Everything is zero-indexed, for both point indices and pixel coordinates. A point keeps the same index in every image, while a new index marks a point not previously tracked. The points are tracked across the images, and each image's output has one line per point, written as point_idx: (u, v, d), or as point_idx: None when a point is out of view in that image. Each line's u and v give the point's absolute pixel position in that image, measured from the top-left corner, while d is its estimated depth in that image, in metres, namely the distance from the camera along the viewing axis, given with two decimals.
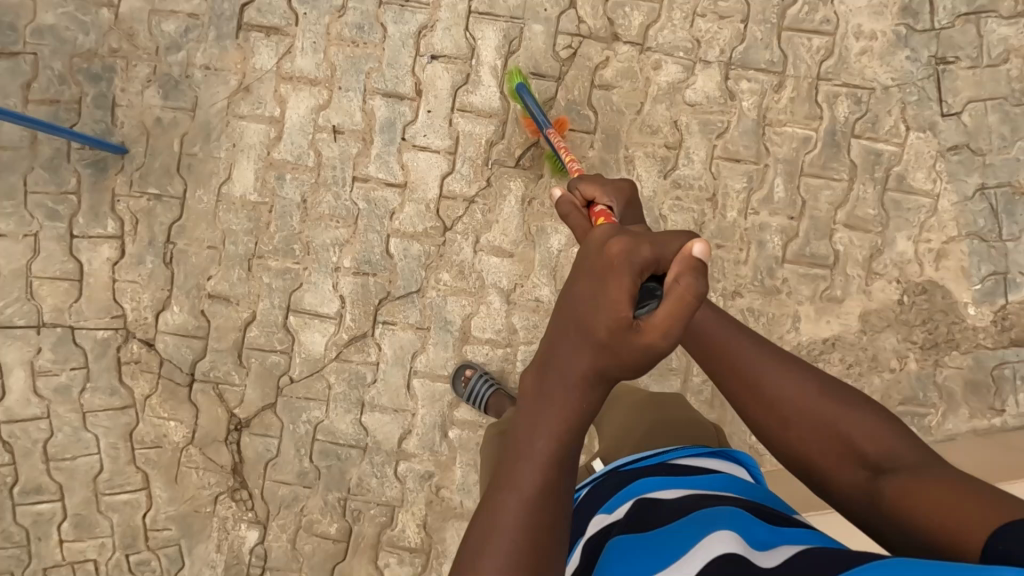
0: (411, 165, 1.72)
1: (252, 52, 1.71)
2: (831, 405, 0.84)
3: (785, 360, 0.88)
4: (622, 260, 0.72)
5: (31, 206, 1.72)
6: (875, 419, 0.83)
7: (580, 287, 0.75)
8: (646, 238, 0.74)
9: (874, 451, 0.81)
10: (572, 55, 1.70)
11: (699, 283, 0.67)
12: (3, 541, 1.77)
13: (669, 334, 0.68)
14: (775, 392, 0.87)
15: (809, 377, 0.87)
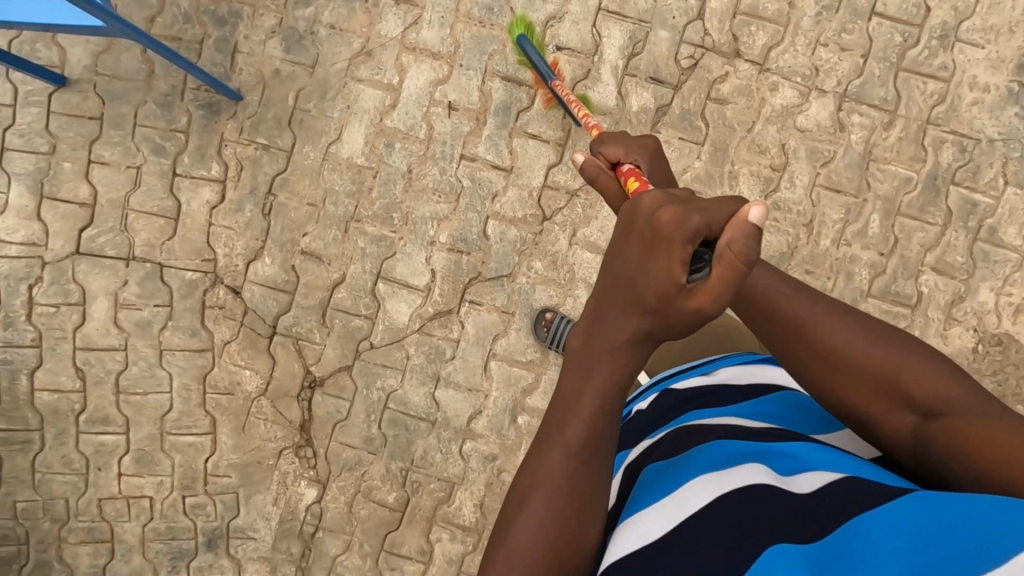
0: (520, 151, 1.73)
1: (379, 18, 1.71)
2: (879, 352, 0.83)
3: (819, 305, 0.87)
4: (671, 231, 0.68)
5: (138, 139, 1.73)
6: (922, 360, 0.83)
7: (627, 255, 0.73)
8: (693, 208, 0.68)
9: (923, 393, 0.81)
10: (692, 66, 1.73)
11: (753, 247, 0.64)
12: (63, 466, 1.78)
13: (718, 298, 0.67)
14: (829, 348, 0.84)
15: (853, 322, 0.85)
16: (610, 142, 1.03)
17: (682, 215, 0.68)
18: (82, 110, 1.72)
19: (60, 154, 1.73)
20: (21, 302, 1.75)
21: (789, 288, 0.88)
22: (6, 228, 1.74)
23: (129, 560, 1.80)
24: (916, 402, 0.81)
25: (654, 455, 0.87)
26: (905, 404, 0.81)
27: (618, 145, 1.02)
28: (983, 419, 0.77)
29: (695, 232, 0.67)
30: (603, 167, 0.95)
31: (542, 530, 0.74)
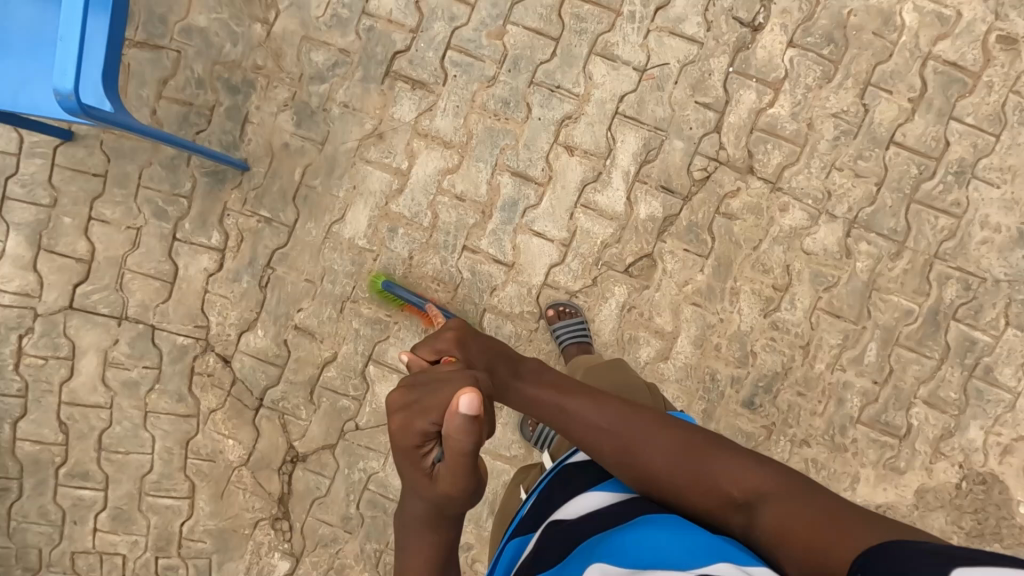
0: (523, 247, 1.72)
1: (393, 101, 1.70)
2: (687, 459, 0.91)
3: (632, 417, 0.96)
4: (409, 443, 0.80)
5: (141, 200, 1.72)
6: (723, 459, 0.90)
7: (404, 465, 0.82)
8: (420, 408, 0.79)
9: (741, 490, 0.87)
10: (704, 178, 1.71)
11: (464, 445, 0.74)
12: (39, 517, 1.78)
13: (458, 482, 0.79)
14: (658, 467, 0.90)
15: (664, 436, 0.93)
16: (418, 344, 0.97)
17: (411, 423, 0.79)
18: (86, 165, 1.71)
19: (61, 208, 1.72)
20: (11, 351, 1.74)
21: (613, 416, 0.95)
22: (0, 277, 1.73)
23: None
24: (739, 500, 0.86)
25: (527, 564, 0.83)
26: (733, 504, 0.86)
27: (428, 348, 0.96)
28: (784, 498, 0.84)
29: (425, 432, 0.78)
30: (429, 359, 0.95)
31: None
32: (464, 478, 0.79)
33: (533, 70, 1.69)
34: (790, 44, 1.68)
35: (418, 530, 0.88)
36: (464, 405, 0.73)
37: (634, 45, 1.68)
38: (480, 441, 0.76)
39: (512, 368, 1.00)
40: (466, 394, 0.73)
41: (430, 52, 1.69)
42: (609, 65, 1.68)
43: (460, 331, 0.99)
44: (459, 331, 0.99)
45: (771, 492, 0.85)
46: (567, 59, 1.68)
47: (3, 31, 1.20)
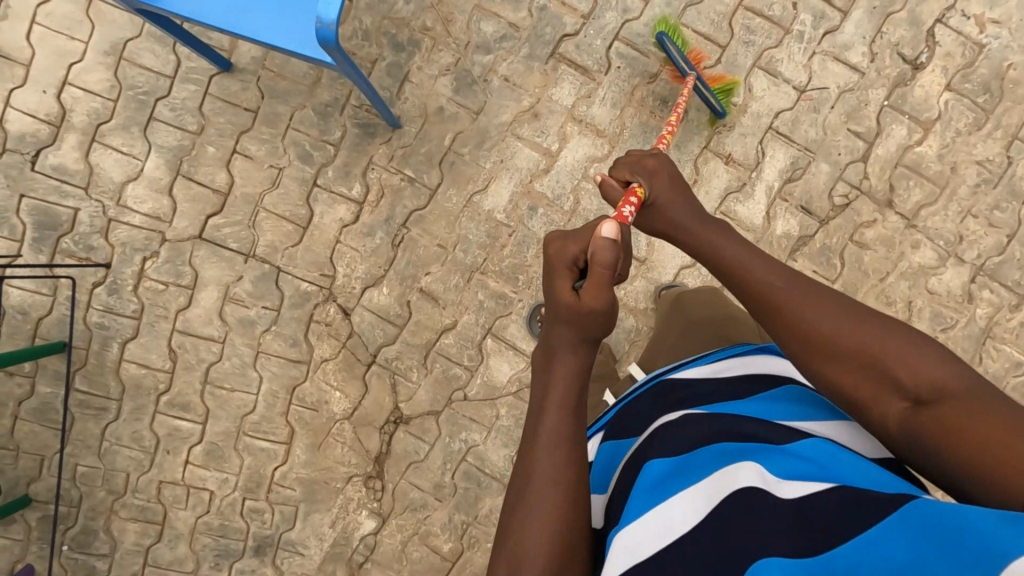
0: (657, 245, 1.74)
1: (554, 83, 1.71)
2: (873, 334, 0.77)
3: (801, 288, 0.83)
4: (556, 262, 0.91)
5: (288, 141, 1.71)
6: (904, 343, 0.75)
7: (546, 289, 0.91)
8: (575, 237, 0.92)
9: (922, 383, 0.72)
10: (844, 204, 1.73)
11: (609, 250, 0.86)
12: (132, 442, 1.77)
13: (596, 296, 0.85)
14: (797, 320, 0.81)
15: (833, 304, 0.81)
16: (620, 165, 1.07)
17: (563, 247, 0.92)
18: (239, 99, 1.70)
19: (206, 137, 1.71)
20: (132, 272, 1.73)
21: (774, 274, 0.86)
22: (134, 196, 1.72)
23: (174, 547, 1.79)
24: (909, 392, 0.72)
25: (654, 445, 0.82)
26: (896, 391, 0.73)
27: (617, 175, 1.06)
28: (978, 404, 0.69)
29: (575, 257, 0.91)
30: (622, 181, 1.06)
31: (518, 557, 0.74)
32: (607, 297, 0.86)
33: (696, 73, 1.71)
34: (948, 87, 1.71)
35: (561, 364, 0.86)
36: (606, 231, 0.87)
37: (797, 65, 1.71)
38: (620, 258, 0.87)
39: (693, 216, 0.99)
40: (608, 222, 0.88)
41: (598, 40, 1.70)
42: (771, 80, 1.71)
43: (662, 169, 1.03)
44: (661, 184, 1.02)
45: (948, 384, 0.71)
46: (730, 68, 1.71)
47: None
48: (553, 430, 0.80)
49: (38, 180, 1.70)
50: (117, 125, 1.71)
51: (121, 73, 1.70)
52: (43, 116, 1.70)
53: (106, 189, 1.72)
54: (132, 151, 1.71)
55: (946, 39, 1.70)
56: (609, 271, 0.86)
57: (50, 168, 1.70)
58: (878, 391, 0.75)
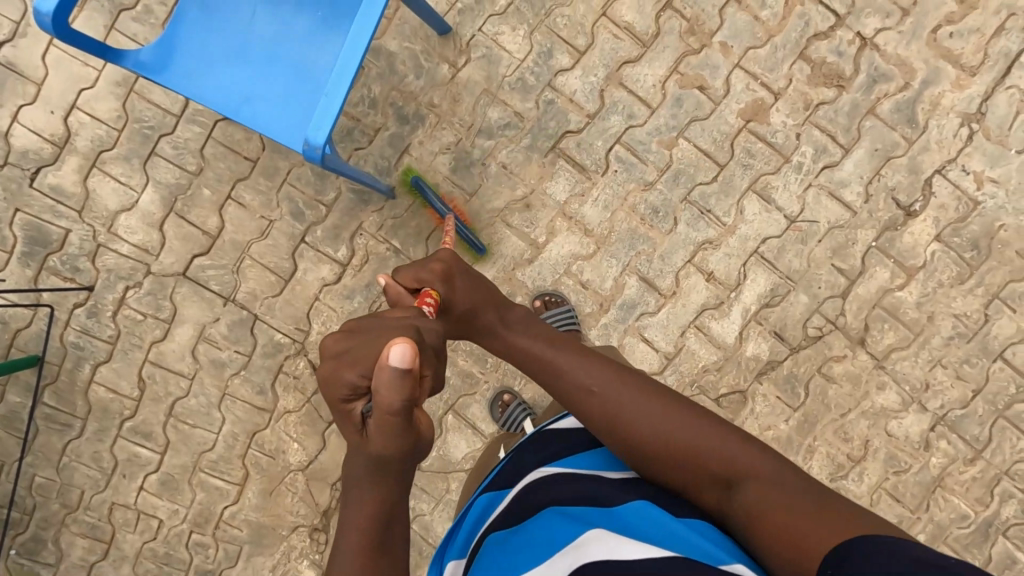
0: (628, 349, 1.76)
1: (550, 176, 1.73)
2: (669, 423, 0.90)
3: (621, 387, 0.95)
4: (338, 393, 0.79)
5: (282, 195, 1.74)
6: (708, 431, 0.89)
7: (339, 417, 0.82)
8: (349, 360, 0.78)
9: (727, 467, 0.85)
10: (817, 336, 1.76)
11: (390, 392, 0.73)
12: (92, 461, 1.81)
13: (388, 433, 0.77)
14: (622, 426, 0.91)
15: (647, 404, 0.93)
16: (405, 267, 1.06)
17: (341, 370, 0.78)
18: (240, 147, 1.73)
19: (203, 179, 1.74)
20: (114, 298, 1.77)
21: (591, 377, 0.97)
22: (126, 227, 1.75)
23: (117, 567, 1.84)
24: (717, 476, 0.85)
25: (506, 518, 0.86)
26: (709, 479, 0.85)
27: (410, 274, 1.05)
28: (769, 481, 0.82)
29: (353, 384, 0.77)
30: (411, 285, 1.04)
31: None
32: (405, 434, 0.78)
33: (691, 188, 1.73)
34: (936, 238, 1.72)
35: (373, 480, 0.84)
36: (396, 357, 0.72)
37: (792, 194, 1.72)
38: (410, 397, 0.74)
39: (500, 316, 1.08)
40: (398, 345, 0.72)
41: (599, 141, 1.72)
42: (763, 206, 1.72)
43: (450, 270, 1.07)
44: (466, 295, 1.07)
45: (750, 467, 0.84)
46: (725, 188, 1.72)
47: (252, 35, 1.23)
48: (351, 528, 0.83)
49: (35, 198, 1.74)
50: (118, 154, 1.74)
51: (129, 105, 1.72)
52: (48, 136, 1.73)
53: (99, 215, 1.75)
54: (129, 183, 1.74)
55: (942, 191, 1.71)
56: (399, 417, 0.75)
57: (48, 187, 1.74)
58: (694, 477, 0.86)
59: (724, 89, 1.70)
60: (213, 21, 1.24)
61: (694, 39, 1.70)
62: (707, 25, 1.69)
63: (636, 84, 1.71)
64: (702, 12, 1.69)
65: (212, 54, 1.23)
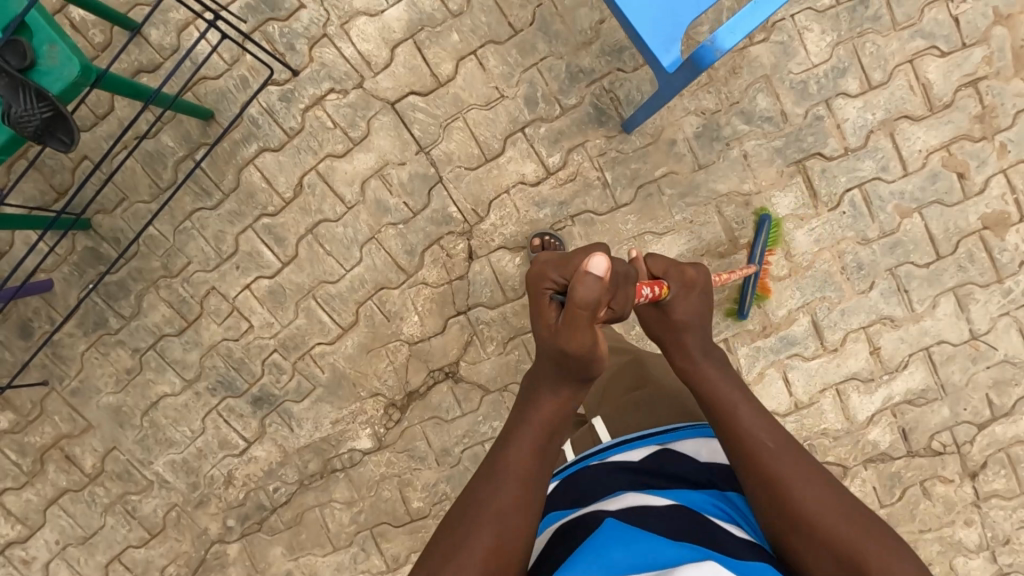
0: (765, 381, 1.74)
1: (782, 188, 1.68)
2: (820, 489, 0.82)
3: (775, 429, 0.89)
4: (538, 292, 0.89)
5: (525, 76, 1.65)
6: (856, 509, 0.80)
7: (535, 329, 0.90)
8: (558, 263, 0.88)
9: (863, 553, 0.76)
10: (937, 451, 1.75)
11: (585, 291, 0.80)
12: (212, 238, 1.72)
13: (573, 338, 0.85)
14: (766, 470, 0.84)
15: (796, 449, 0.87)
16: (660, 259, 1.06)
17: (544, 270, 0.89)
18: (510, 11, 1.63)
19: (457, 23, 1.64)
20: (313, 94, 1.67)
21: (744, 408, 0.91)
22: (360, 31, 1.65)
23: (186, 350, 1.75)
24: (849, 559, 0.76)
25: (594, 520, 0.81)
26: (838, 556, 0.76)
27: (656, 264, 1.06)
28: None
29: (553, 282, 0.88)
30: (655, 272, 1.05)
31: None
32: (585, 336, 0.85)
33: (901, 262, 1.69)
34: None
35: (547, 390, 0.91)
36: (595, 267, 0.80)
37: (987, 313, 1.70)
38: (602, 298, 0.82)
39: (698, 341, 1.00)
40: (598, 257, 0.80)
41: (844, 178, 1.67)
42: (957, 310, 1.70)
43: (698, 285, 1.04)
44: (689, 281, 1.03)
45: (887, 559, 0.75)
46: (932, 277, 1.69)
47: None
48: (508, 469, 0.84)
49: None
50: None
51: None
52: None
53: (340, 6, 1.64)
54: None
55: None
56: (588, 314, 0.82)
57: None
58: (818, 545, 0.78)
59: (981, 186, 1.67)
60: None
61: (979, 126, 1.65)
62: (998, 120, 1.65)
63: (905, 141, 1.66)
64: (1001, 105, 1.64)
65: None
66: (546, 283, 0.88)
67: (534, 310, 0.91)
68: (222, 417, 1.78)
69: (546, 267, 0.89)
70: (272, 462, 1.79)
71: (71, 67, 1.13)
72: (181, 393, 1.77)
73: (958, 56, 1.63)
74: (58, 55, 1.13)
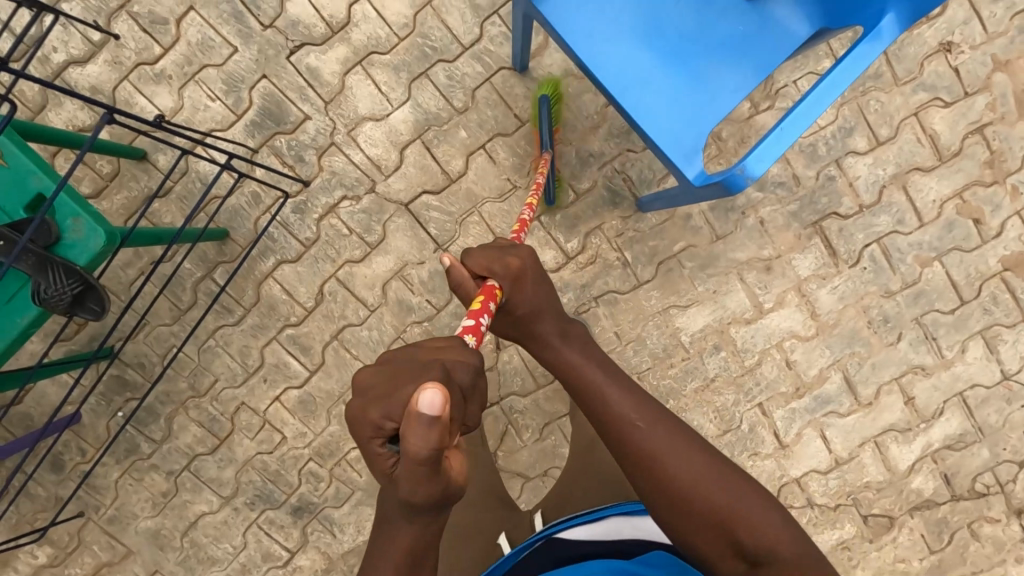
0: (804, 440, 1.73)
1: (801, 250, 1.68)
2: (712, 482, 0.86)
3: (670, 426, 0.91)
4: (360, 438, 0.68)
5: (535, 165, 1.65)
6: (753, 502, 0.86)
7: (376, 475, 0.71)
8: (382, 398, 0.67)
9: (753, 541, 0.83)
10: (981, 492, 1.75)
11: (422, 443, 0.61)
12: (237, 354, 1.71)
13: (420, 483, 0.66)
14: (664, 479, 0.86)
15: (691, 447, 0.89)
16: (477, 252, 1.02)
17: (363, 408, 0.68)
18: (515, 103, 1.64)
19: (464, 120, 1.64)
20: (326, 202, 1.66)
21: (634, 409, 0.92)
22: (367, 136, 1.65)
23: (221, 467, 1.74)
24: (748, 554, 0.83)
25: None
26: (737, 553, 0.83)
27: (473, 269, 1.00)
28: (801, 567, 0.82)
29: (378, 424, 0.67)
30: (475, 273, 1.00)
31: None
32: (440, 478, 0.67)
33: (927, 310, 1.70)
34: None
35: (397, 524, 0.72)
36: (429, 401, 0.60)
37: (1016, 352, 1.71)
38: (445, 444, 0.63)
39: (558, 328, 1.03)
40: (431, 391, 0.60)
41: (861, 234, 1.68)
42: (986, 353, 1.71)
43: (525, 274, 1.00)
44: (532, 296, 1.01)
45: (778, 549, 0.83)
46: (958, 323, 1.70)
47: (674, 18, 1.15)
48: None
49: (287, 71, 1.63)
50: (389, 62, 1.63)
51: (420, 17, 1.62)
52: (325, 16, 1.62)
53: (345, 114, 1.64)
54: (389, 94, 1.64)
55: None
56: (428, 463, 0.63)
57: (304, 66, 1.63)
58: (719, 548, 0.84)
59: (998, 230, 1.67)
60: None
61: (990, 171, 1.66)
62: (1008, 164, 1.66)
63: (919, 193, 1.67)
64: (1009, 149, 1.65)
65: (610, 27, 1.14)
66: (370, 433, 0.68)
67: (367, 459, 0.70)
68: (263, 530, 1.76)
69: (366, 406, 0.68)
70: (317, 570, 1.77)
71: (96, 238, 1.13)
72: (219, 510, 1.75)
73: (962, 106, 1.64)
74: (82, 227, 1.13)
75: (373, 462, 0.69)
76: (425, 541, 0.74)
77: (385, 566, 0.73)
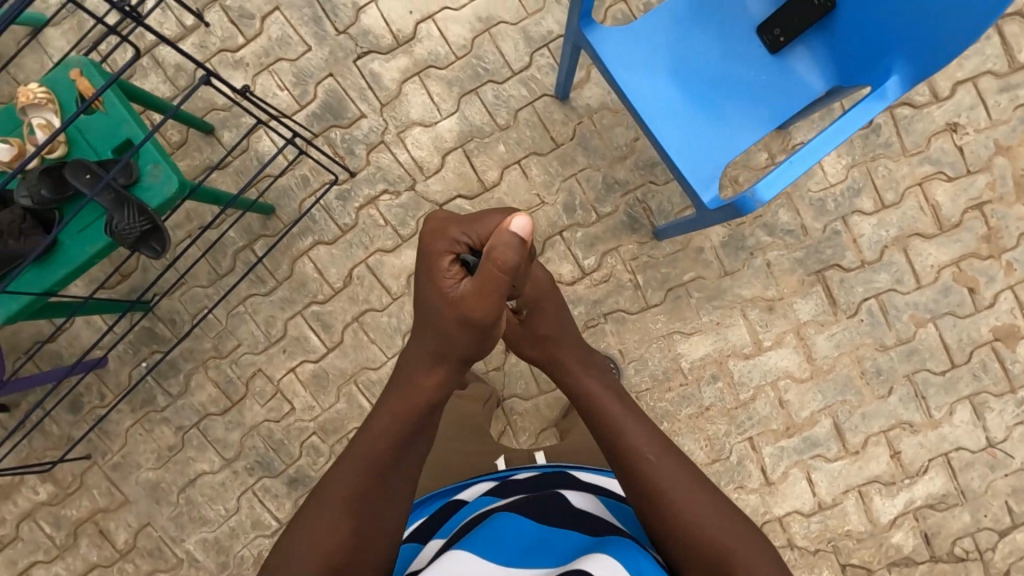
0: (790, 479, 1.78)
1: (802, 295, 1.78)
2: (683, 478, 0.95)
3: (653, 432, 0.99)
4: (440, 259, 0.93)
5: (563, 185, 1.79)
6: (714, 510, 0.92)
7: (432, 297, 0.94)
8: (461, 224, 0.95)
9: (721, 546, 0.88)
10: (960, 557, 1.77)
11: (507, 258, 0.84)
12: (262, 322, 1.81)
13: (475, 308, 0.88)
14: (646, 469, 0.94)
15: (664, 450, 0.97)
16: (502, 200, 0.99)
17: (445, 229, 0.95)
18: (553, 127, 1.79)
19: (504, 135, 1.79)
20: (367, 194, 1.80)
21: (620, 412, 1.02)
22: (414, 139, 1.80)
23: (229, 429, 1.81)
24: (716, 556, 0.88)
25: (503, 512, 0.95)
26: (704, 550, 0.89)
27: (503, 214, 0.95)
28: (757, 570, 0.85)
29: (455, 241, 0.94)
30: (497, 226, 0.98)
31: (299, 555, 0.86)
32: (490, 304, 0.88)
33: (918, 369, 1.77)
34: None
35: (419, 365, 0.96)
36: (518, 226, 0.84)
37: (1002, 421, 1.77)
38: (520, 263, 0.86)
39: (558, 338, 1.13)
40: (520, 216, 0.85)
41: (861, 288, 1.78)
42: (973, 418, 1.77)
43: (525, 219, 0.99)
44: (540, 286, 1.11)
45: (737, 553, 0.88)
46: (948, 385, 1.77)
47: (702, 63, 1.31)
48: (359, 453, 0.91)
49: (351, 73, 1.80)
50: (445, 76, 1.80)
51: (478, 42, 1.80)
52: (394, 30, 1.80)
53: (397, 117, 1.80)
54: (440, 104, 1.80)
55: None
56: (506, 279, 0.86)
57: (368, 71, 1.80)
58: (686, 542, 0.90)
59: (990, 301, 1.77)
60: (656, 37, 1.30)
61: (987, 246, 1.77)
62: (1004, 241, 1.77)
63: (918, 256, 1.77)
64: (1006, 227, 1.76)
65: (642, 65, 1.30)
66: (446, 243, 0.94)
67: (432, 272, 0.94)
68: (257, 497, 1.81)
69: (447, 226, 0.94)
70: None
71: (170, 185, 1.26)
72: (219, 471, 1.82)
73: (963, 182, 1.77)
74: (160, 173, 1.27)
75: (444, 284, 0.93)
76: (427, 401, 0.95)
77: (361, 450, 0.92)
